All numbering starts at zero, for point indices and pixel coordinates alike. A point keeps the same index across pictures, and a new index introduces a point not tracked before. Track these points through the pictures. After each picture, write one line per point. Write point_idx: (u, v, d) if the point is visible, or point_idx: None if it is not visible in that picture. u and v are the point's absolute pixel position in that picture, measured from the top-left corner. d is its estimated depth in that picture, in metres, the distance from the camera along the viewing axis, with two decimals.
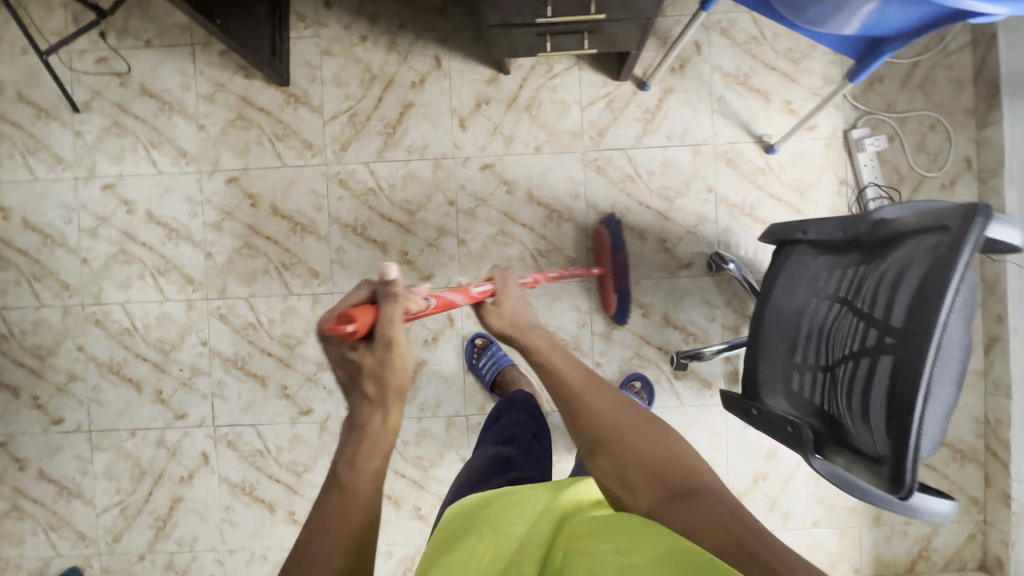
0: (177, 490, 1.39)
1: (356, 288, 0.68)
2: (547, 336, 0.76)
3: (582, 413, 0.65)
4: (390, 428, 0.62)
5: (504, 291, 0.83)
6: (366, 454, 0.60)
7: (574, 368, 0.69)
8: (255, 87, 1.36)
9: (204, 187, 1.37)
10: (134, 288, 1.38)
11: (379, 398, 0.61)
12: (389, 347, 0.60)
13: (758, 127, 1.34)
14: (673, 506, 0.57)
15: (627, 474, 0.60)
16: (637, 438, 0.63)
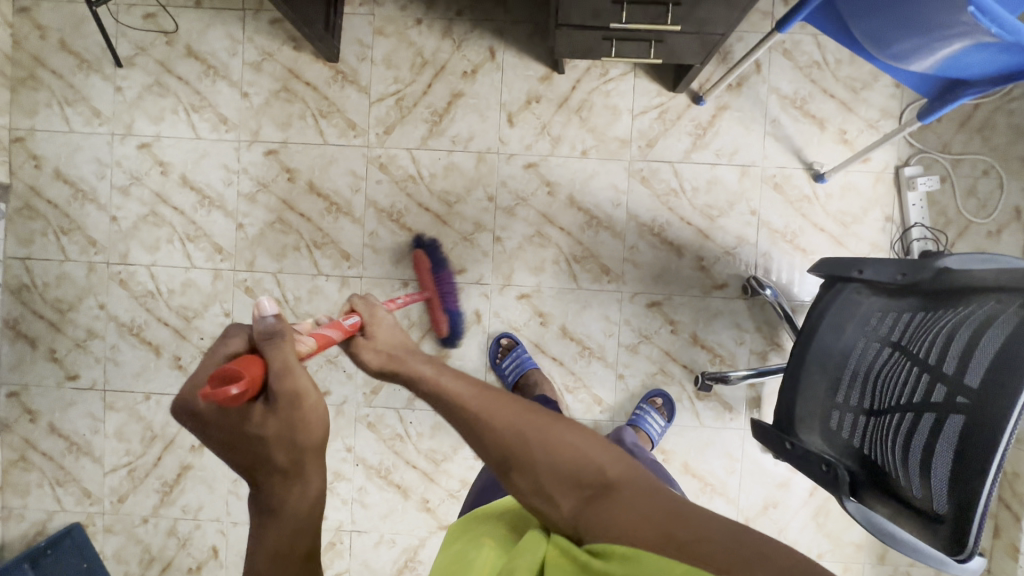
0: (187, 457, 1.38)
1: (216, 346, 0.52)
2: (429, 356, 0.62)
3: (480, 432, 0.55)
4: (316, 495, 0.53)
5: (375, 321, 0.69)
6: (292, 535, 0.52)
7: (463, 382, 0.58)
8: (303, 60, 1.33)
9: (241, 157, 1.34)
10: (161, 252, 1.36)
11: (295, 465, 0.50)
12: (296, 399, 0.49)
13: (809, 154, 1.31)
14: (599, 508, 0.52)
15: (541, 484, 0.54)
16: (544, 445, 0.55)
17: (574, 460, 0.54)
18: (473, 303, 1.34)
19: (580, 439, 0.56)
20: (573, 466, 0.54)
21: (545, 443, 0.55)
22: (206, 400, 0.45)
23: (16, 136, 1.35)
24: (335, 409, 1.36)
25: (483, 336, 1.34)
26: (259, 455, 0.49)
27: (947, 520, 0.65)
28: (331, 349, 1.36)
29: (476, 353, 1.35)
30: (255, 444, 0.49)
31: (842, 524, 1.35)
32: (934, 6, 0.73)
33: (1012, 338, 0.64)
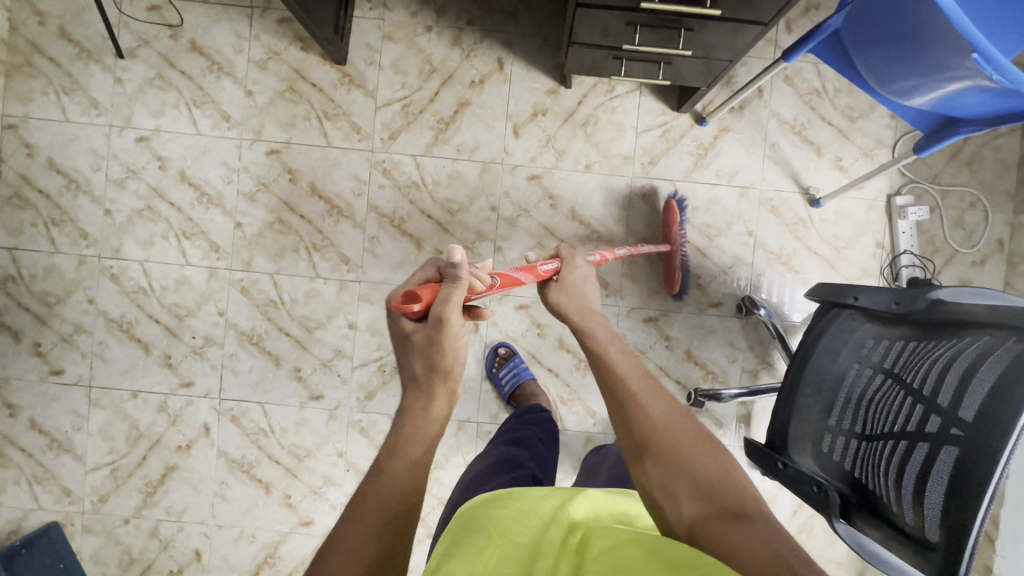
0: (173, 458, 1.36)
1: (422, 266, 0.67)
2: (608, 326, 0.72)
3: (634, 409, 0.60)
4: (434, 418, 0.58)
5: (571, 270, 0.84)
6: (408, 440, 0.57)
7: (632, 363, 0.65)
8: (310, 61, 1.32)
9: (243, 155, 1.33)
10: (156, 248, 1.34)
11: (426, 378, 0.59)
12: (440, 326, 0.59)
13: (805, 178, 1.35)
14: (727, 528, 0.51)
15: (670, 479, 0.55)
16: (688, 449, 0.57)
17: (711, 475, 0.56)
18: None
19: (724, 459, 0.58)
20: (709, 477, 0.55)
21: (691, 439, 0.58)
22: (394, 309, 0.62)
23: (9, 123, 1.32)
24: (327, 413, 1.35)
25: (480, 345, 1.35)
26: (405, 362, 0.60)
27: (940, 547, 0.67)
28: (326, 353, 1.35)
29: (473, 362, 1.35)
30: (407, 349, 0.60)
31: (824, 541, 1.38)
32: (937, 44, 0.75)
33: (1009, 374, 0.66)
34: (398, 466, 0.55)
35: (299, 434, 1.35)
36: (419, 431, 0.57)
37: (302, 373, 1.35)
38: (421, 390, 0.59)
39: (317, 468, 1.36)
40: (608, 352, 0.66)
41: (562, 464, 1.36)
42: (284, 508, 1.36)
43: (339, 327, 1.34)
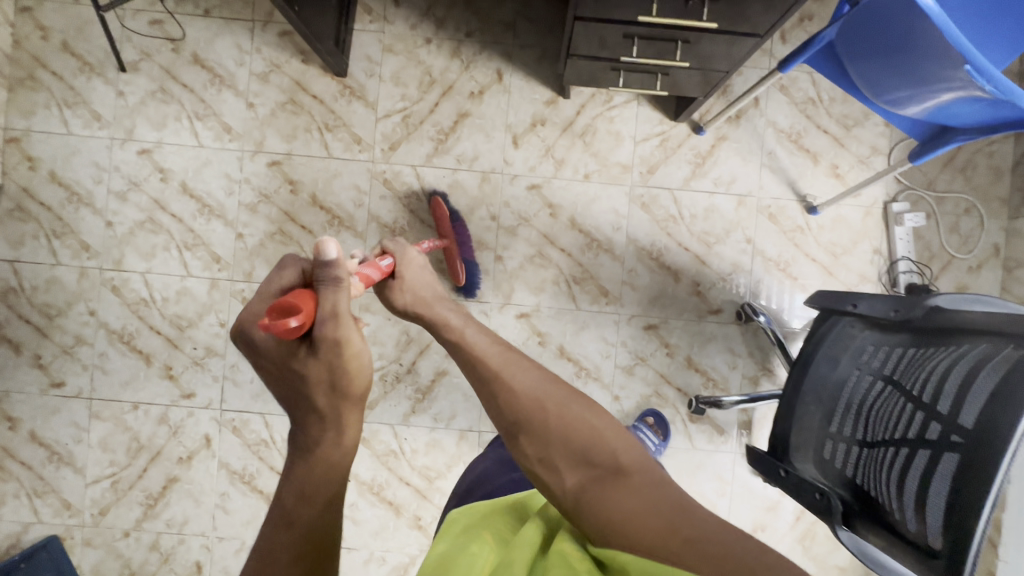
0: (174, 470, 1.35)
1: (274, 271, 0.61)
2: (458, 311, 0.74)
3: (506, 390, 0.61)
4: (344, 447, 0.57)
5: (407, 263, 0.81)
6: (320, 479, 0.56)
7: (483, 338, 0.67)
8: (311, 73, 1.33)
9: (244, 166, 1.34)
10: (157, 259, 1.34)
11: (331, 410, 0.56)
12: (337, 346, 0.54)
13: (802, 186, 1.36)
14: (605, 488, 0.53)
15: (548, 452, 0.57)
16: (566, 418, 0.59)
17: (589, 438, 0.57)
18: None
19: (601, 421, 0.59)
20: (584, 442, 0.57)
21: (560, 409, 0.59)
22: (267, 330, 0.51)
23: (12, 136, 1.33)
24: None
25: None
26: (300, 391, 0.56)
27: (942, 554, 0.68)
28: None
29: None
30: (297, 380, 0.55)
31: (827, 547, 1.38)
32: (927, 56, 0.77)
33: (1006, 380, 0.67)
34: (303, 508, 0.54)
35: None
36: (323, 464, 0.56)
37: None
38: (322, 422, 0.56)
39: None
40: (463, 334, 0.68)
41: None
42: None
43: None
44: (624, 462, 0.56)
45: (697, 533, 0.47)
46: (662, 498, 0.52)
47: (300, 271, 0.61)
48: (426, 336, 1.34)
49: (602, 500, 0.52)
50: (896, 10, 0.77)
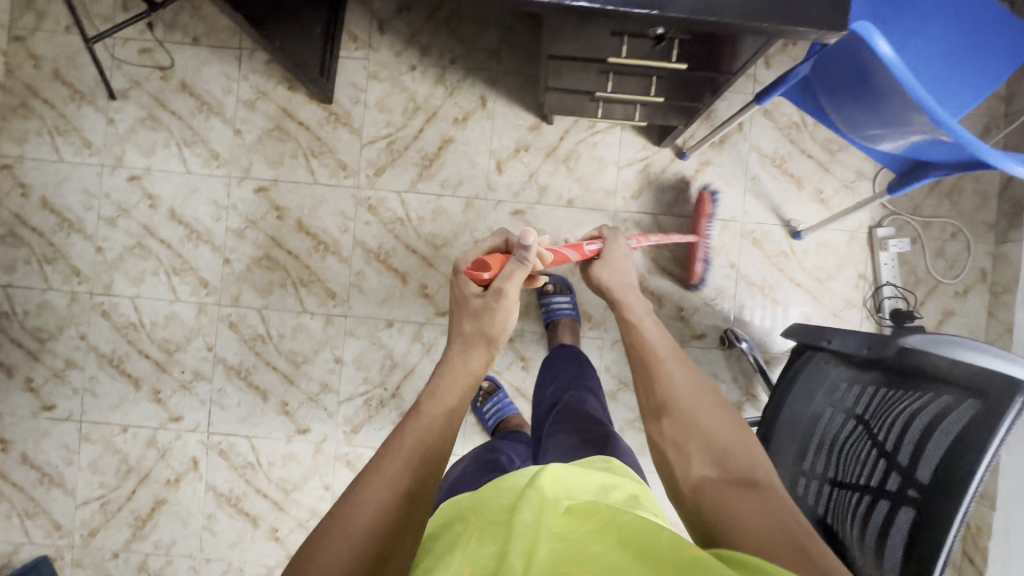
0: (162, 491, 1.37)
1: (492, 234, 0.75)
2: (645, 301, 0.80)
3: (663, 374, 0.67)
4: (474, 373, 0.66)
5: (611, 247, 0.88)
6: (446, 389, 0.63)
7: (659, 333, 0.73)
8: (297, 100, 1.35)
9: (232, 193, 1.35)
10: (146, 284, 1.36)
11: (471, 336, 0.67)
12: (499, 296, 0.66)
13: (787, 211, 1.36)
14: (734, 490, 0.55)
15: (684, 442, 0.61)
16: (715, 417, 0.62)
17: (728, 445, 0.60)
18: None
19: (746, 433, 0.61)
20: (726, 446, 0.60)
21: (714, 412, 0.63)
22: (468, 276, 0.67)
23: (5, 163, 1.35)
24: (314, 447, 1.36)
25: None
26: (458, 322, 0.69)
27: None
28: (312, 387, 1.36)
29: None
30: (464, 309, 0.69)
31: None
32: (893, 99, 0.78)
33: (961, 434, 0.67)
34: (435, 408, 0.61)
35: (286, 467, 1.37)
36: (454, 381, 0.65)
37: (289, 407, 1.36)
38: (466, 345, 0.67)
39: (304, 501, 1.37)
40: (642, 324, 0.75)
41: None
42: (272, 541, 1.37)
43: (325, 361, 1.36)
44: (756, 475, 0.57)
45: (816, 553, 0.46)
46: (784, 510, 0.52)
47: (504, 240, 0.74)
48: (411, 360, 1.36)
49: (725, 499, 0.54)
50: (857, 56, 0.78)
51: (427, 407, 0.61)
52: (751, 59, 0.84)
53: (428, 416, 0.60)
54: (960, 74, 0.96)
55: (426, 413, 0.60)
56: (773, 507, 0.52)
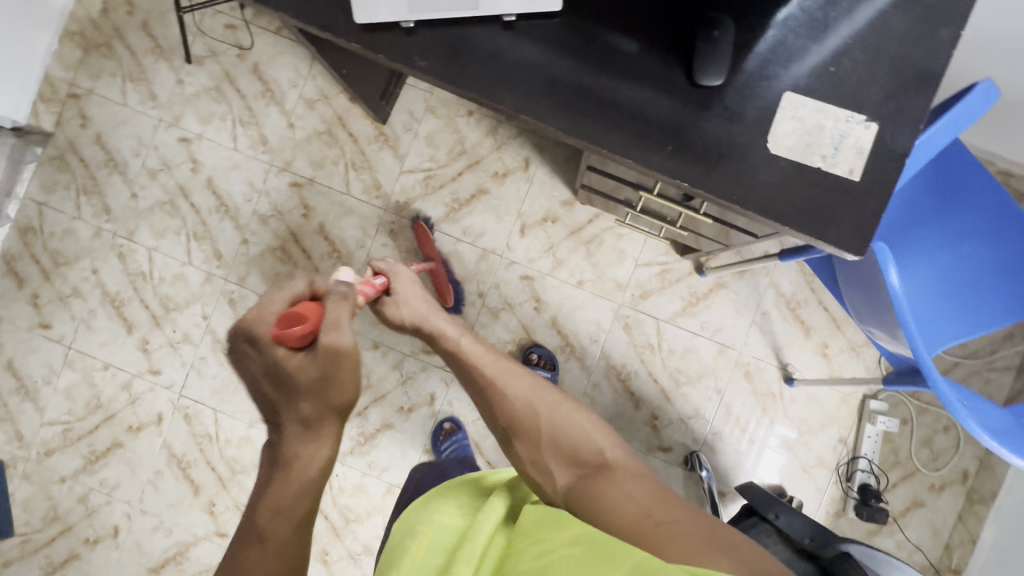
0: (121, 435, 1.42)
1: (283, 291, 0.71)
2: (456, 323, 0.85)
3: (505, 396, 0.72)
4: (318, 461, 0.65)
5: (397, 278, 0.89)
6: (291, 498, 0.64)
7: (481, 349, 0.79)
8: (354, 112, 1.40)
9: (269, 180, 1.41)
10: (165, 241, 1.42)
11: (316, 418, 0.65)
12: (334, 354, 0.64)
13: (786, 354, 1.36)
14: (594, 481, 0.62)
15: (539, 456, 0.66)
16: (562, 421, 0.69)
17: (575, 441, 0.67)
18: (431, 384, 1.39)
19: (585, 423, 0.69)
20: (574, 445, 0.67)
21: (552, 418, 0.69)
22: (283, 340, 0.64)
23: (73, 92, 1.43)
24: None
25: (430, 420, 1.38)
26: (294, 402, 0.65)
27: None
28: None
29: (419, 432, 1.38)
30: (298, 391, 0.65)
31: None
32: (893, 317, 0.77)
33: None
34: (281, 525, 0.62)
35: (241, 449, 1.41)
36: (298, 481, 0.64)
37: None
38: (305, 432, 0.65)
39: (246, 486, 1.41)
40: (463, 347, 0.79)
41: None
42: (206, 513, 1.41)
43: None
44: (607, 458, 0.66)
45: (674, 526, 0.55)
46: (640, 484, 0.62)
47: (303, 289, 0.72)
48: (385, 386, 1.39)
49: (596, 496, 0.61)
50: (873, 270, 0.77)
51: (274, 525, 0.63)
52: (771, 235, 0.86)
53: (276, 537, 0.62)
54: (980, 296, 0.94)
55: (279, 527, 0.63)
56: (631, 488, 0.61)
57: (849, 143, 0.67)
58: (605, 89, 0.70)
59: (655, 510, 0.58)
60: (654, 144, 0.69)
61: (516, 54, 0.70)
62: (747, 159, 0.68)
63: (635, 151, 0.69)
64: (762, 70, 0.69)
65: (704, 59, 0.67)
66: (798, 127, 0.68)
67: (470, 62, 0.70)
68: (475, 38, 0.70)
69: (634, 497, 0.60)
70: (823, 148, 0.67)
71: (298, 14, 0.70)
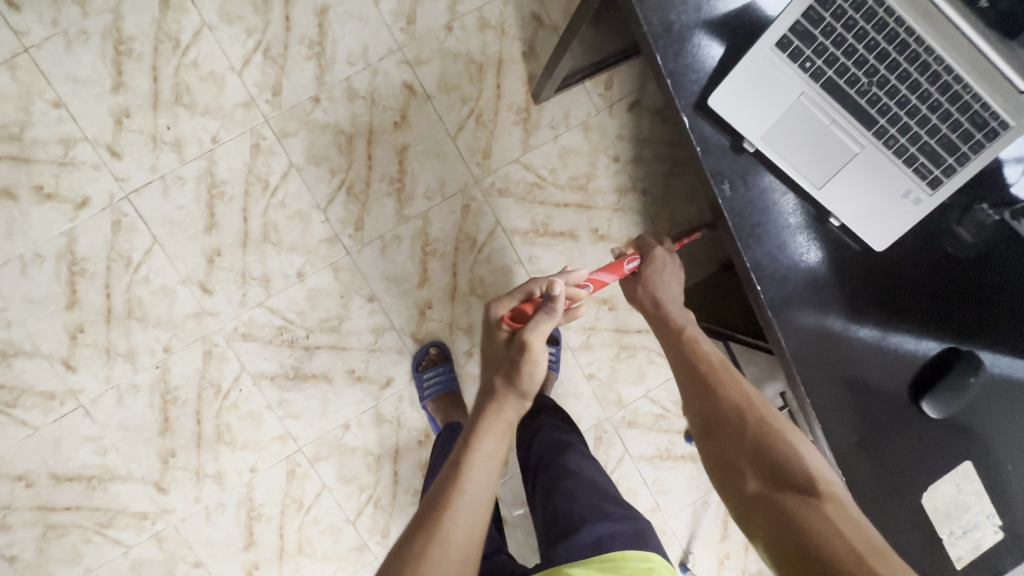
0: (23, 187, 1.09)
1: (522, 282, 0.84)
2: (685, 316, 0.84)
3: (717, 388, 0.70)
4: (507, 418, 0.74)
5: (650, 260, 0.92)
6: (488, 438, 0.70)
7: (708, 348, 0.77)
8: (516, 69, 1.20)
9: (385, 62, 1.16)
10: (228, 29, 1.11)
11: (503, 387, 0.75)
12: (523, 350, 0.74)
13: (696, 544, 1.34)
14: (799, 502, 0.56)
15: (735, 455, 0.63)
16: (768, 434, 0.63)
17: (781, 455, 0.61)
18: (395, 369, 1.22)
19: (796, 440, 0.62)
20: (778, 460, 0.60)
21: (759, 423, 0.64)
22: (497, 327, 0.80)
23: None
24: (197, 309, 1.16)
25: (371, 402, 1.22)
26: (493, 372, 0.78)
27: None
28: (253, 267, 1.16)
29: (351, 406, 1.22)
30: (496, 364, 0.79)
31: None
32: None
33: None
34: (480, 471, 0.66)
35: (154, 296, 1.15)
36: (495, 424, 0.72)
37: (216, 258, 1.15)
38: (502, 392, 0.75)
39: (133, 337, 1.15)
40: (698, 343, 0.78)
41: (315, 547, 1.23)
42: (65, 334, 1.13)
43: (288, 262, 1.17)
44: (818, 486, 0.57)
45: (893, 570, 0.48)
46: (849, 527, 0.53)
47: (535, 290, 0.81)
48: (350, 341, 1.20)
49: (792, 514, 0.55)
50: None
51: (473, 461, 0.67)
52: None
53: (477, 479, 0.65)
54: None
55: (475, 480, 0.65)
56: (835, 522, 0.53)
57: (973, 536, 0.66)
58: (850, 347, 0.65)
59: (860, 550, 0.50)
60: (846, 428, 0.65)
61: (809, 246, 0.64)
62: (903, 494, 0.66)
63: (828, 420, 0.64)
64: (967, 433, 0.67)
65: (947, 389, 0.63)
66: (952, 494, 0.66)
67: (766, 223, 0.63)
68: (783, 207, 0.63)
69: (833, 535, 0.52)
70: (954, 525, 0.66)
71: (661, 50, 0.59)
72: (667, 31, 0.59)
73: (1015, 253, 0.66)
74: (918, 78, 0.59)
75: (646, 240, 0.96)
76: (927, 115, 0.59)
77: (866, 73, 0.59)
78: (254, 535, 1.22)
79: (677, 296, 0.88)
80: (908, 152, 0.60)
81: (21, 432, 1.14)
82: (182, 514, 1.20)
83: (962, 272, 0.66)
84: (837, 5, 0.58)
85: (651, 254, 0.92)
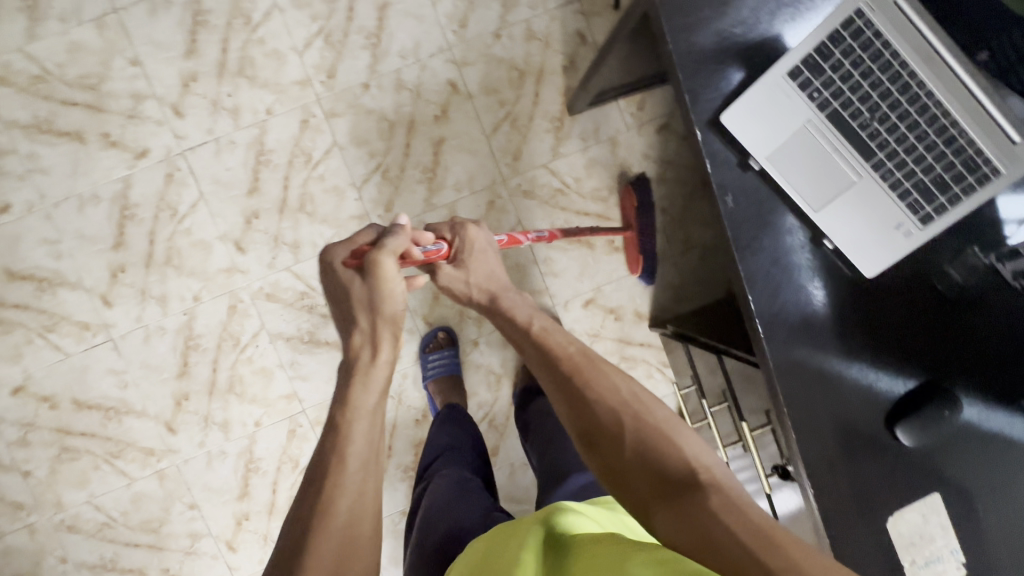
0: (93, 133, 1.19)
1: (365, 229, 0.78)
2: (523, 302, 0.79)
3: (585, 392, 0.65)
4: (378, 360, 0.68)
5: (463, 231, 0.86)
6: (358, 406, 0.64)
7: (566, 343, 0.71)
8: (555, 80, 1.27)
9: (434, 59, 1.24)
10: (296, 13, 1.21)
11: (370, 325, 0.70)
12: (375, 276, 0.69)
13: None
14: (683, 499, 0.54)
15: (619, 461, 0.60)
16: (644, 432, 0.60)
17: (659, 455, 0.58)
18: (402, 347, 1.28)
19: (672, 434, 0.59)
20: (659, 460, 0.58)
21: (636, 424, 0.61)
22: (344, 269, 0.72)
23: None
24: (229, 265, 1.24)
25: None
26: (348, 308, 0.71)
27: None
28: (286, 232, 1.24)
29: None
30: (345, 300, 0.72)
31: None
32: None
33: None
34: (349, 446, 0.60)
35: (191, 248, 1.23)
36: (369, 373, 0.67)
37: (253, 220, 1.23)
38: (370, 330, 0.70)
39: (167, 283, 1.23)
40: (546, 336, 0.72)
41: None
42: (107, 271, 1.22)
43: (319, 232, 1.24)
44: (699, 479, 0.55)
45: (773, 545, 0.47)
46: (734, 511, 0.52)
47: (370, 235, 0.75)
48: None
49: (684, 512, 0.53)
50: None
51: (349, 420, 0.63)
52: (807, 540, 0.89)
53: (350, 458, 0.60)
54: None
55: (359, 443, 0.61)
56: (722, 513, 0.51)
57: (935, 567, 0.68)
58: (831, 367, 0.68)
59: (746, 536, 0.49)
60: (821, 445, 0.68)
61: (801, 267, 0.68)
62: (871, 514, 0.68)
63: (803, 434, 0.67)
64: (939, 468, 0.69)
65: (919, 420, 0.66)
66: (917, 523, 0.68)
67: (762, 240, 0.67)
68: (782, 226, 0.68)
69: (723, 530, 0.50)
70: (915, 552, 0.68)
71: (682, 69, 0.65)
72: (690, 52, 0.65)
73: (1003, 301, 0.69)
74: (918, 119, 0.63)
75: (451, 223, 0.86)
76: (924, 154, 0.63)
77: (868, 109, 0.64)
78: (248, 486, 1.28)
79: (501, 281, 0.83)
80: (903, 186, 0.65)
81: (54, 356, 1.23)
82: (185, 456, 1.27)
83: (946, 310, 0.69)
84: (847, 44, 0.63)
85: (465, 233, 0.84)
